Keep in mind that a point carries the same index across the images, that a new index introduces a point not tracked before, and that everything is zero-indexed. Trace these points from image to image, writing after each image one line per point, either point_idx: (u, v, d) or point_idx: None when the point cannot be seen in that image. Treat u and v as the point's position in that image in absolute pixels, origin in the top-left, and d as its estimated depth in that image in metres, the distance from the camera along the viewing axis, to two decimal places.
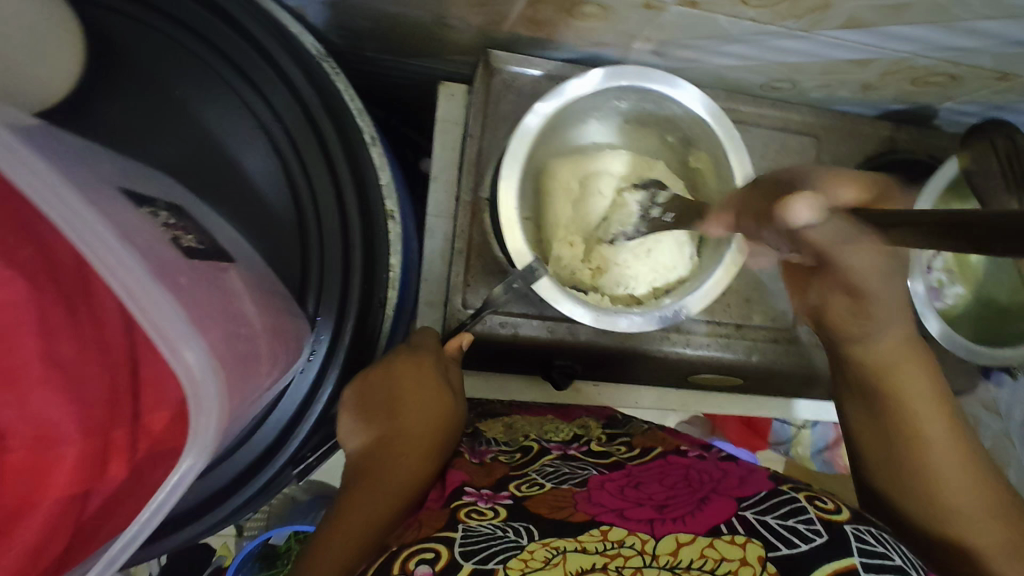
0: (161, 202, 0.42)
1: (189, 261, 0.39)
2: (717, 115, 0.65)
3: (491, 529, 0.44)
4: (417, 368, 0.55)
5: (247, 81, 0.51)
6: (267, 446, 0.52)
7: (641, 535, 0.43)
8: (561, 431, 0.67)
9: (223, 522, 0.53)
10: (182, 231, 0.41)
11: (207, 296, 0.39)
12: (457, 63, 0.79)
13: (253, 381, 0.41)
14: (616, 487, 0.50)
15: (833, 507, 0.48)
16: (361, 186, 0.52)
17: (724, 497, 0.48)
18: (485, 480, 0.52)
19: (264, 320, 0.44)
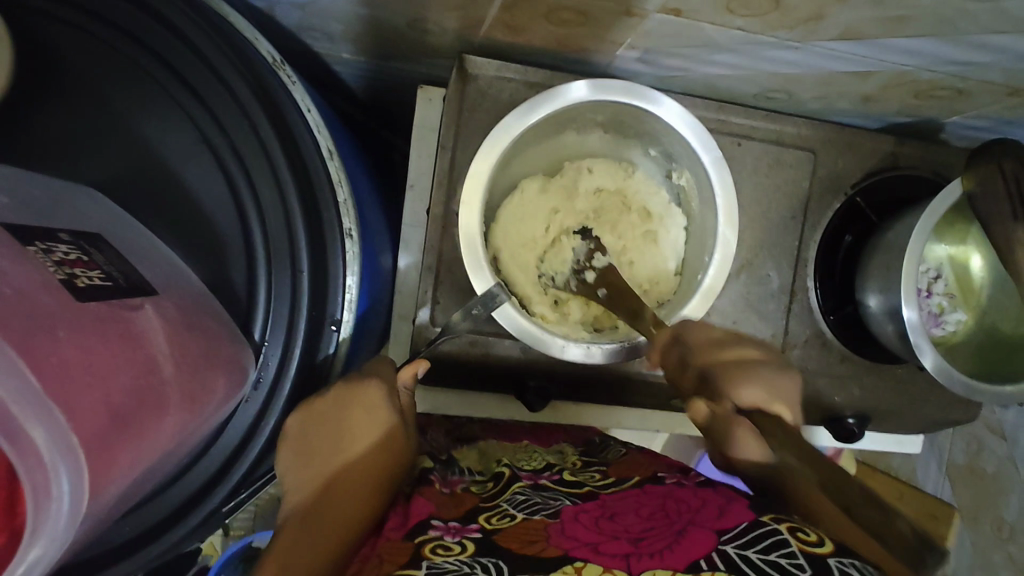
0: (65, 233, 0.40)
1: (77, 304, 0.36)
2: (699, 131, 0.61)
3: (457, 565, 0.42)
4: (376, 400, 0.51)
5: (191, 93, 0.48)
6: (207, 481, 0.49)
7: (617, 572, 0.39)
8: (535, 459, 0.65)
9: (161, 557, 0.50)
10: (80, 268, 0.38)
11: (93, 349, 0.36)
12: (437, 66, 0.75)
13: (142, 440, 0.37)
14: (590, 518, 0.47)
15: (816, 538, 0.40)
16: (309, 207, 0.49)
17: (703, 529, 0.44)
18: (454, 513, 0.51)
19: (177, 362, 0.41)
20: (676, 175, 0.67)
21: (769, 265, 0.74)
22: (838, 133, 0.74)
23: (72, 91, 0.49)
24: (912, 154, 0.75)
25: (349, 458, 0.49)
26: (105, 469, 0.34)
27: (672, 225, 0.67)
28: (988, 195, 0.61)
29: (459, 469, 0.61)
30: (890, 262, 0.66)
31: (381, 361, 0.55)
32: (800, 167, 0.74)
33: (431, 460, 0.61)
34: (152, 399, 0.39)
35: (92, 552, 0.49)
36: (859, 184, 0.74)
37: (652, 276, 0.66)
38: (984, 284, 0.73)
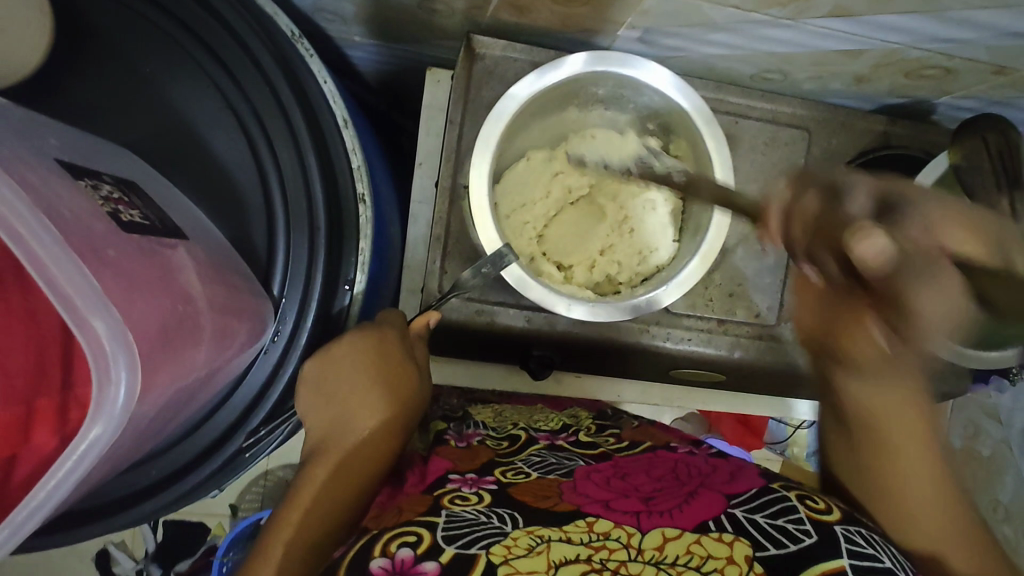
0: (107, 176, 0.43)
1: (123, 233, 0.39)
2: (696, 103, 0.64)
3: (475, 516, 0.44)
4: (371, 349, 0.53)
5: (216, 62, 0.51)
6: (230, 426, 0.52)
7: (627, 528, 0.42)
8: (551, 421, 0.68)
9: (184, 499, 0.53)
10: (123, 206, 0.41)
11: (139, 268, 0.39)
12: (445, 48, 0.78)
13: (185, 357, 0.41)
14: (602, 477, 0.50)
15: (824, 506, 0.49)
16: (326, 171, 0.52)
17: (713, 493, 0.48)
18: (470, 466, 0.54)
19: (209, 295, 0.44)
20: (674, 147, 0.70)
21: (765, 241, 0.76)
22: (832, 113, 0.77)
23: (104, 57, 0.53)
24: (904, 134, 0.78)
25: (358, 405, 0.52)
26: (152, 372, 0.37)
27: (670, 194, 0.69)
28: (974, 168, 0.64)
29: (473, 424, 0.66)
30: None
31: (392, 315, 0.57)
32: (794, 145, 0.76)
33: (446, 421, 0.67)
34: (189, 322, 0.41)
35: (121, 492, 0.52)
36: (852, 162, 0.77)
37: (651, 239, 0.69)
38: None
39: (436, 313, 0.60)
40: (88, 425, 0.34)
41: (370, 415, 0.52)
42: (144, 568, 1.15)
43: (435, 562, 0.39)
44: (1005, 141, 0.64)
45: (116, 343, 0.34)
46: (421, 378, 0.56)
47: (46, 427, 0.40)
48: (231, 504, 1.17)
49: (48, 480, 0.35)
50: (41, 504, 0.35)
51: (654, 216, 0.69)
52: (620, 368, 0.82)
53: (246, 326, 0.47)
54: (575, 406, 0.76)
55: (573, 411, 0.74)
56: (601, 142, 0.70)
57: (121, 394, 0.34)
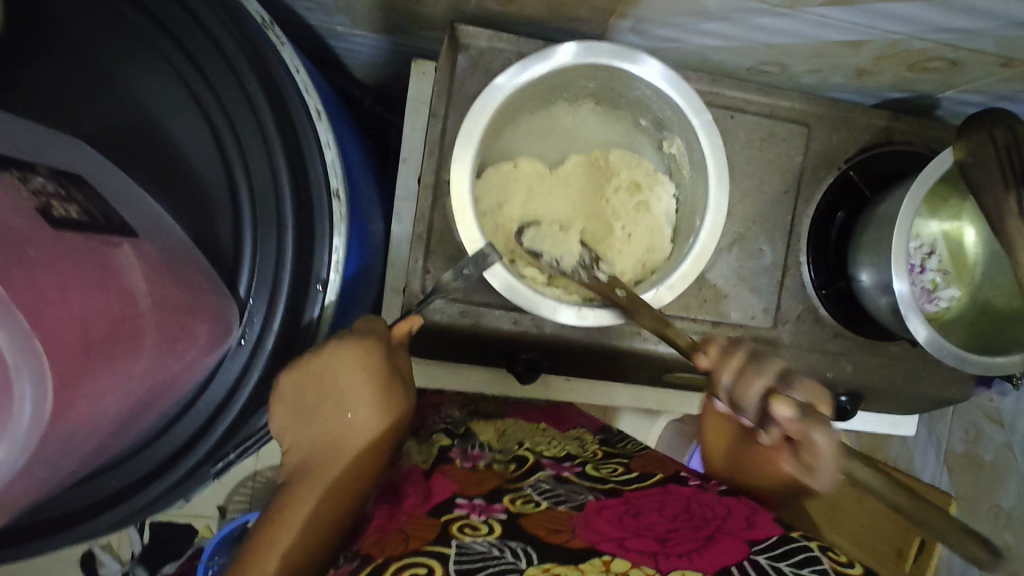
0: (44, 168, 0.40)
1: (51, 230, 0.37)
2: (686, 94, 0.61)
3: (488, 548, 0.43)
4: (363, 363, 0.50)
5: (178, 48, 0.48)
6: (191, 436, 0.49)
7: (644, 568, 0.40)
8: (556, 446, 0.65)
9: (144, 512, 0.50)
10: (58, 201, 0.38)
11: (68, 269, 0.37)
12: (429, 39, 0.75)
13: (122, 365, 0.39)
14: (614, 513, 0.48)
15: (846, 559, 0.44)
16: (296, 167, 0.49)
17: (732, 537, 0.45)
18: (475, 491, 0.53)
19: (155, 297, 0.42)
20: (667, 144, 0.67)
21: (762, 240, 0.74)
22: (831, 107, 0.74)
23: (61, 42, 0.50)
24: (906, 129, 0.75)
25: (345, 422, 0.50)
26: (72, 389, 0.36)
27: (669, 197, 0.67)
28: (981, 164, 0.61)
29: (477, 444, 0.64)
30: (882, 235, 0.65)
31: (372, 323, 0.54)
32: (792, 141, 0.73)
33: (449, 436, 0.64)
34: (127, 327, 0.39)
35: (80, 503, 0.50)
36: (852, 159, 0.74)
37: (647, 245, 0.65)
38: (977, 259, 0.73)
39: (420, 320, 0.56)
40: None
41: (357, 432, 0.50)
42: (131, 571, 1.13)
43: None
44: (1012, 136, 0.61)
45: (19, 356, 0.33)
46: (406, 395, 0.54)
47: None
48: (219, 506, 1.14)
49: None
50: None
51: (648, 219, 0.66)
52: (610, 373, 0.79)
53: (206, 329, 0.45)
54: (581, 427, 0.73)
55: (577, 431, 0.72)
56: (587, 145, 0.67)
57: (28, 411, 0.34)
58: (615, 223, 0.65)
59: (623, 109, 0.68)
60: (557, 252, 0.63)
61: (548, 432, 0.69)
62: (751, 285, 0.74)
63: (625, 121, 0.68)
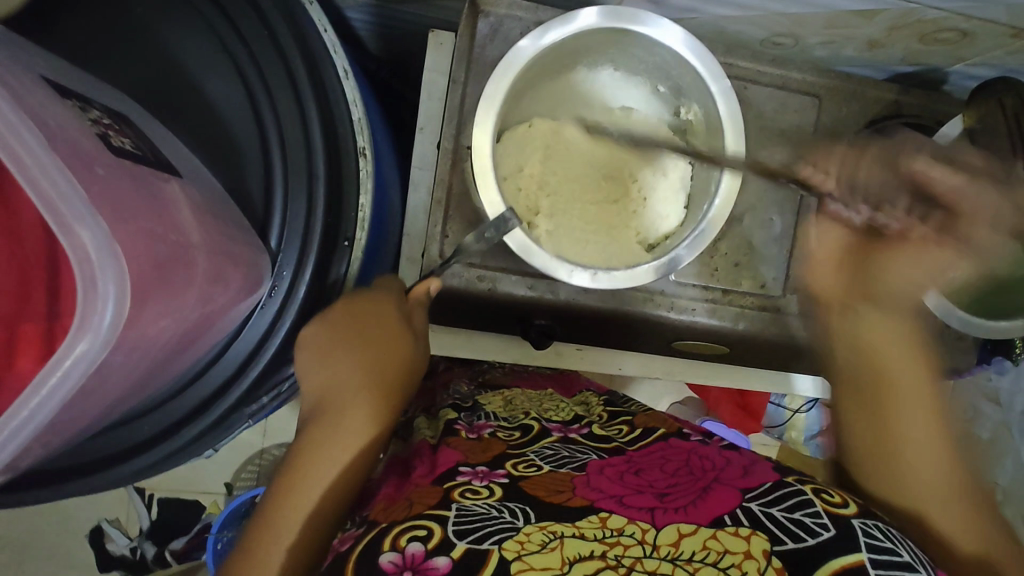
0: (99, 104, 0.42)
1: (114, 156, 0.38)
2: (705, 58, 0.62)
3: (487, 509, 0.43)
4: (371, 311, 0.51)
5: (214, 4, 0.50)
6: (222, 384, 0.51)
7: (641, 523, 0.41)
8: (562, 410, 0.67)
9: (173, 458, 0.52)
10: (113, 131, 0.40)
11: (126, 190, 0.38)
12: (448, 10, 0.76)
13: (178, 291, 0.40)
14: (616, 471, 0.49)
15: (839, 499, 0.45)
16: (327, 123, 0.50)
17: (727, 487, 0.46)
18: (480, 458, 0.53)
19: (205, 232, 0.43)
20: (683, 111, 0.69)
21: (772, 210, 0.75)
22: (842, 80, 0.75)
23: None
24: (915, 103, 0.76)
25: (357, 367, 0.49)
26: (141, 299, 0.36)
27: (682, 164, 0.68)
28: (989, 132, 0.62)
29: (483, 414, 0.64)
30: (892, 203, 0.67)
31: (388, 283, 0.55)
32: (804, 113, 0.75)
33: (455, 410, 0.65)
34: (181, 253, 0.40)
35: (111, 450, 0.51)
36: (862, 130, 0.75)
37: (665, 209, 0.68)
38: None
39: (438, 280, 0.55)
40: (75, 339, 0.34)
41: (365, 382, 0.49)
42: (139, 546, 1.14)
43: (447, 557, 0.38)
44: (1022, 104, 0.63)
45: (104, 256, 0.33)
46: (416, 346, 0.53)
47: (29, 355, 0.39)
48: (227, 482, 1.16)
49: (31, 398, 0.34)
50: (21, 426, 0.34)
51: (667, 183, 0.68)
52: (620, 341, 0.81)
53: (244, 278, 0.47)
54: (587, 390, 0.75)
55: (583, 395, 0.74)
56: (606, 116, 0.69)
57: (109, 311, 0.34)
58: (631, 187, 0.68)
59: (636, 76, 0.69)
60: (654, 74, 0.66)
61: (556, 399, 0.71)
62: (761, 254, 0.75)
63: (638, 90, 0.70)
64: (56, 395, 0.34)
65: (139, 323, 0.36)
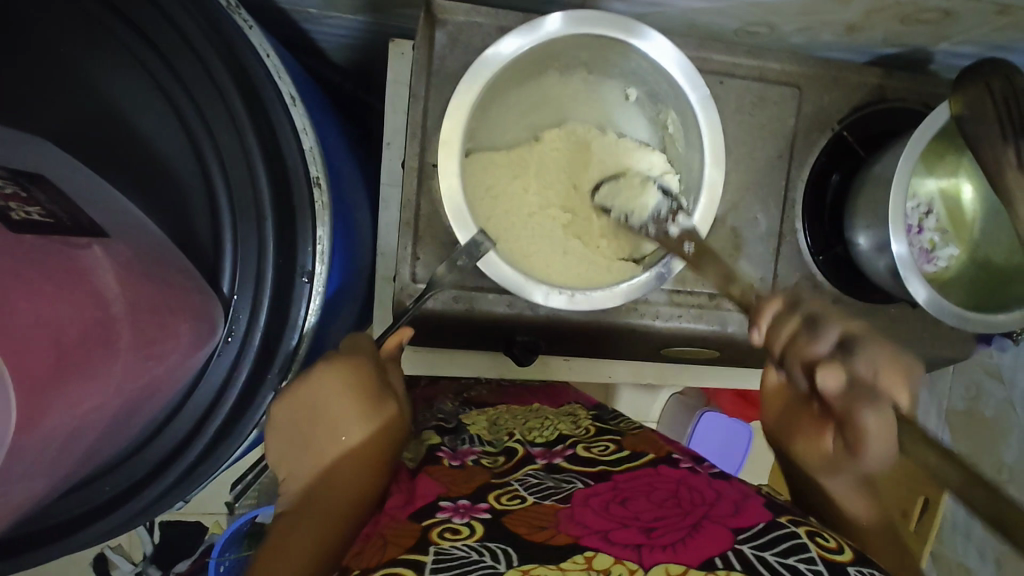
0: (3, 169, 0.40)
1: (11, 235, 0.36)
2: (680, 66, 0.59)
3: (465, 551, 0.40)
4: (350, 376, 0.50)
5: (141, 36, 0.47)
6: (185, 436, 0.49)
7: (629, 564, 0.38)
8: (547, 429, 0.63)
9: (141, 516, 0.50)
10: (17, 203, 0.38)
11: (25, 276, 0.36)
12: (406, 18, 0.72)
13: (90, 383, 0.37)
14: (601, 502, 0.46)
15: (835, 544, 0.44)
16: (271, 155, 0.47)
17: (717, 525, 0.44)
18: (462, 490, 0.49)
19: (129, 298, 0.40)
20: (662, 117, 0.66)
21: (756, 208, 0.72)
22: (822, 67, 0.72)
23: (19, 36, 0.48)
24: (900, 86, 0.73)
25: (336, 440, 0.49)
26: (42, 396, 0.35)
27: (672, 179, 0.64)
28: (978, 118, 0.59)
29: (467, 438, 0.60)
30: (878, 196, 0.64)
31: (360, 339, 0.55)
32: (784, 103, 0.72)
33: (439, 432, 0.60)
34: (99, 331, 0.38)
35: (74, 512, 0.49)
36: (844, 119, 0.72)
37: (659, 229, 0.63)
38: (976, 214, 0.72)
39: (410, 331, 0.57)
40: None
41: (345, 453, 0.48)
42: (143, 571, 1.13)
43: None
44: (1010, 88, 0.59)
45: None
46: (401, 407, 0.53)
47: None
48: (227, 503, 1.14)
49: None
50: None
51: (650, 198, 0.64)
52: (607, 352, 0.79)
53: (194, 326, 0.45)
54: (574, 403, 0.72)
55: (570, 407, 0.71)
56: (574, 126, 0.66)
57: None
58: (607, 195, 0.65)
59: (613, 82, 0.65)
60: (628, 208, 0.64)
61: (542, 413, 0.68)
62: (746, 254, 0.72)
63: (614, 94, 0.66)
64: None
65: (42, 419, 0.35)
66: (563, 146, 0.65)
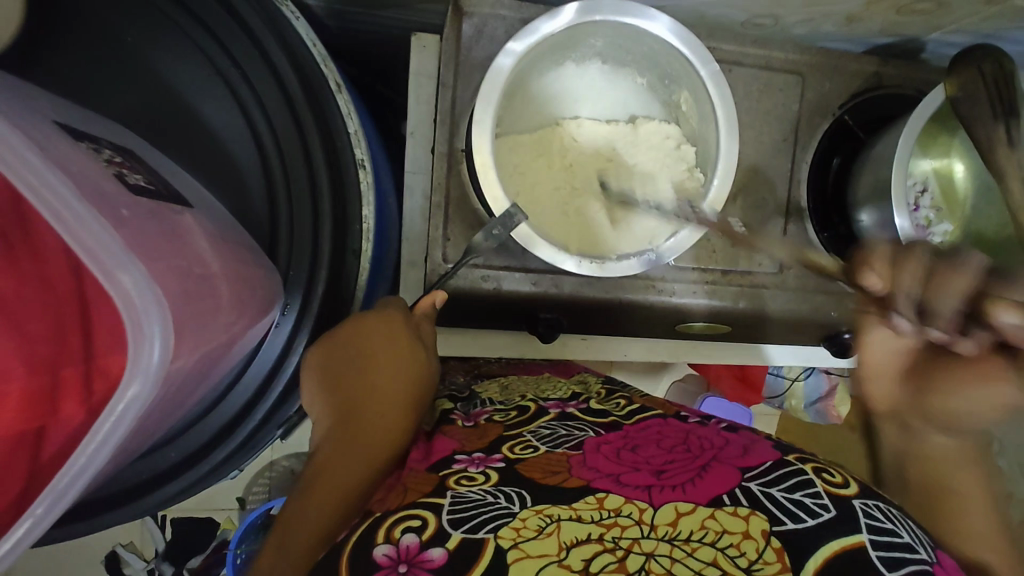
0: (106, 142, 0.43)
1: (133, 196, 0.39)
2: (691, 43, 0.62)
3: (482, 494, 0.42)
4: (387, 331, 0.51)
5: (199, 24, 0.51)
6: (245, 404, 0.52)
7: (638, 503, 0.40)
8: (560, 390, 0.66)
9: (203, 481, 0.53)
10: (127, 169, 0.41)
11: (152, 230, 0.39)
12: (429, 12, 0.75)
13: (209, 329, 0.41)
14: (611, 449, 0.47)
15: (840, 479, 0.44)
16: (326, 136, 0.51)
17: (727, 466, 0.44)
18: (478, 444, 0.51)
19: (222, 261, 0.45)
20: (674, 97, 0.69)
21: (764, 188, 0.77)
22: (823, 56, 0.76)
23: (97, 32, 0.52)
24: (895, 74, 0.78)
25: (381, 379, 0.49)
26: (178, 334, 0.38)
27: (688, 151, 0.67)
28: (972, 98, 0.64)
29: (480, 402, 0.62)
30: (879, 174, 0.68)
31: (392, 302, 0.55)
32: (788, 90, 0.76)
33: (452, 400, 0.63)
34: (207, 284, 0.42)
35: (141, 477, 0.52)
36: (845, 105, 0.77)
37: (677, 194, 0.66)
38: (968, 192, 0.76)
39: (443, 294, 0.57)
40: (126, 385, 0.35)
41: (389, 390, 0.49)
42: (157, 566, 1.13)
43: (442, 549, 0.37)
44: (999, 69, 0.64)
45: (146, 298, 0.34)
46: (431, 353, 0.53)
47: (72, 399, 0.38)
48: (240, 497, 1.15)
49: (88, 446, 0.35)
50: (82, 470, 0.35)
51: (670, 169, 0.67)
52: (621, 329, 0.82)
53: (260, 296, 0.48)
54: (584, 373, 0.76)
55: (581, 378, 0.74)
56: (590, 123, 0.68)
57: (156, 352, 0.35)
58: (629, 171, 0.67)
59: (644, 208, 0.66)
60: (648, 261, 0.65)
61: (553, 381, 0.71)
62: (754, 234, 0.77)
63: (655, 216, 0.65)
64: (112, 439, 0.35)
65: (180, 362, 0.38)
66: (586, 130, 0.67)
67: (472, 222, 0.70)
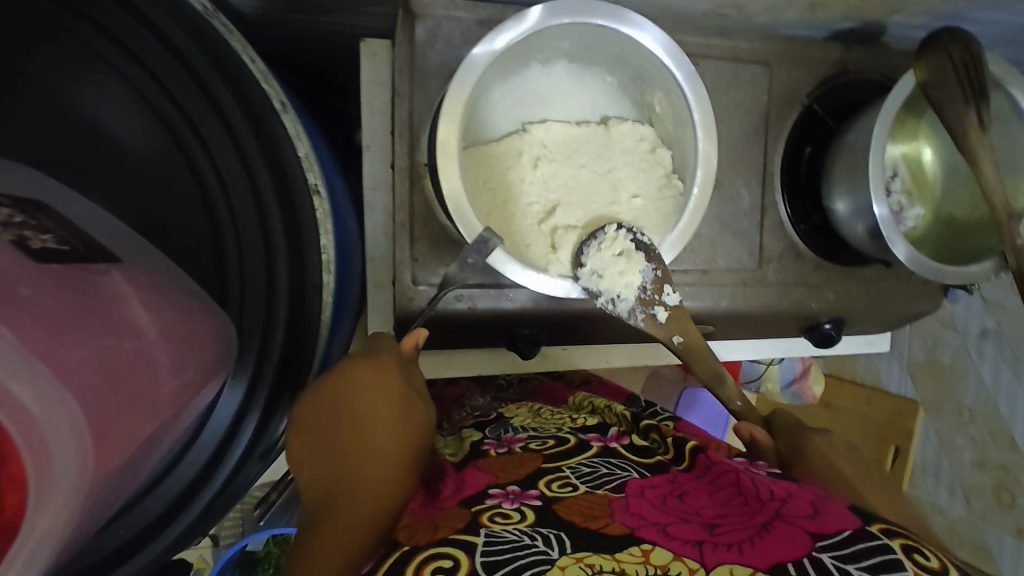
0: (7, 199, 0.41)
1: (38, 266, 0.38)
2: (661, 40, 0.59)
3: (519, 535, 0.39)
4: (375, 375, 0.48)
5: (117, 46, 0.45)
6: (204, 464, 0.48)
7: (688, 562, 0.36)
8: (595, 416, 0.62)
9: (165, 554, 0.47)
10: (34, 232, 0.39)
11: (62, 309, 0.38)
12: (376, 17, 0.69)
13: (139, 418, 0.40)
14: (657, 493, 0.44)
15: (937, 563, 0.38)
16: (275, 164, 0.46)
17: (794, 527, 0.40)
18: (512, 477, 0.47)
19: (160, 324, 0.43)
20: (646, 95, 0.66)
21: (739, 183, 0.75)
22: (788, 45, 0.74)
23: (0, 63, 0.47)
24: (859, 59, 0.77)
25: (379, 428, 0.45)
26: (99, 436, 0.36)
27: (663, 153, 0.65)
28: (941, 82, 0.63)
29: (511, 426, 0.59)
30: (854, 163, 0.67)
31: (379, 341, 0.52)
32: (756, 81, 0.74)
33: (481, 429, 0.60)
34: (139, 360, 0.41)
35: (86, 562, 0.46)
36: (813, 93, 0.75)
37: (656, 198, 0.64)
38: (937, 176, 0.76)
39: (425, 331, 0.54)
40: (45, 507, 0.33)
41: (385, 440, 0.45)
42: None
43: None
44: (968, 52, 0.63)
45: (47, 407, 0.33)
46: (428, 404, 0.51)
47: None
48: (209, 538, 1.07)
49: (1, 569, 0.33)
50: None
51: (646, 173, 0.64)
52: (605, 336, 0.79)
53: (208, 353, 0.46)
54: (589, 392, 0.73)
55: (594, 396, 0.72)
56: (561, 126, 0.64)
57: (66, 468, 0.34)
58: (607, 174, 0.64)
59: (639, 250, 0.60)
60: (615, 290, 0.59)
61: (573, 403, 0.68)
62: (732, 231, 0.75)
63: (647, 268, 0.59)
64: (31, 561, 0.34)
65: (109, 454, 0.37)
66: (564, 133, 0.64)
67: (443, 240, 0.65)
